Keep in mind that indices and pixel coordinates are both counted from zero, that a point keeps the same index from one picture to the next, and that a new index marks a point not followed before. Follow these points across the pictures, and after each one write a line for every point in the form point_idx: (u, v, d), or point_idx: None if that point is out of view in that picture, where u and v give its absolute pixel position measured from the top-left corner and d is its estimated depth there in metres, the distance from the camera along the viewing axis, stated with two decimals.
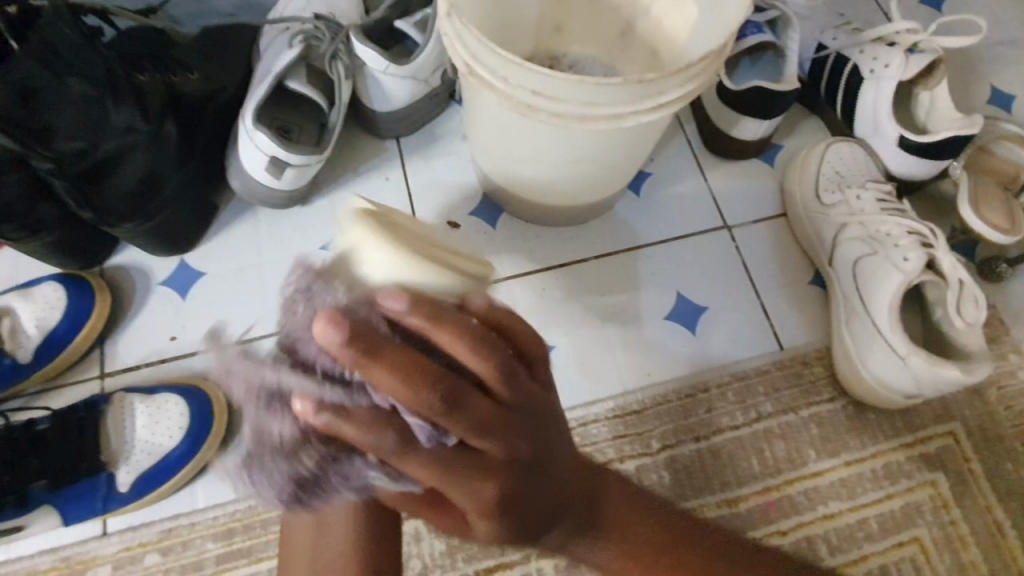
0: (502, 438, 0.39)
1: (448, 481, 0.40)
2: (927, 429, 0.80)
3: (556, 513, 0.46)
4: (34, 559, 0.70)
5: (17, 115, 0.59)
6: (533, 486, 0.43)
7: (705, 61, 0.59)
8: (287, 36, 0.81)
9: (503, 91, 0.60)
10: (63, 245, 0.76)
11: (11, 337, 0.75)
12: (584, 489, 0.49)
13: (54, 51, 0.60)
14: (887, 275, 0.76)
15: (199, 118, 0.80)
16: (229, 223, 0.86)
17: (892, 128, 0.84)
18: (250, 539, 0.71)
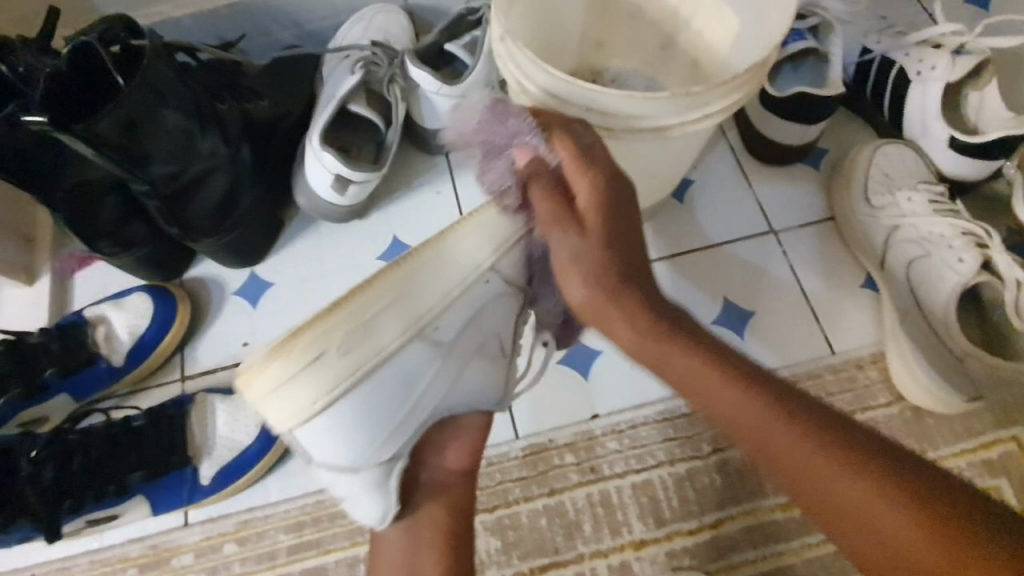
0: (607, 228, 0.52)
1: (570, 254, 0.52)
2: (989, 434, 0.78)
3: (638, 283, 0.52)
4: (125, 547, 0.76)
5: (123, 144, 0.67)
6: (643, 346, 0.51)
7: (750, 72, 0.61)
8: (347, 64, 0.88)
9: (554, 109, 0.64)
10: (151, 259, 0.84)
11: (106, 343, 0.82)
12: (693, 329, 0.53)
13: (155, 87, 0.67)
14: (942, 277, 0.77)
15: (270, 140, 0.87)
16: (294, 236, 0.93)
17: (942, 129, 0.84)
18: (319, 531, 0.76)
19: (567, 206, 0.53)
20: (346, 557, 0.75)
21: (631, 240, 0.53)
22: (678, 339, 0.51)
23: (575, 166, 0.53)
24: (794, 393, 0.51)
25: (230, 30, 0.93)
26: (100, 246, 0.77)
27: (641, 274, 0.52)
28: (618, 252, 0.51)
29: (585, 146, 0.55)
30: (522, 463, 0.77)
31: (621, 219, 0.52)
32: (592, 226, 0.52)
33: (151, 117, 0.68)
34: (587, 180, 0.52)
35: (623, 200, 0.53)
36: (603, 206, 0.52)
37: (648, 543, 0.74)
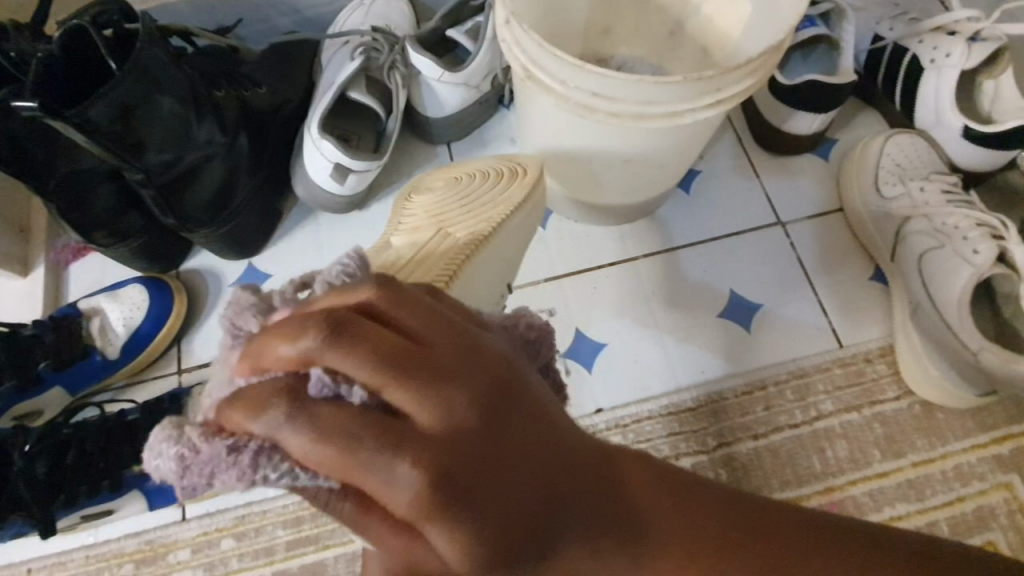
0: (470, 515, 0.26)
1: (421, 570, 0.26)
2: (1001, 429, 0.76)
3: (550, 553, 0.29)
4: (120, 542, 0.75)
5: (117, 130, 0.65)
6: None
7: (763, 55, 0.59)
8: (347, 50, 0.86)
9: (562, 94, 0.62)
10: (147, 250, 0.82)
11: (100, 336, 0.81)
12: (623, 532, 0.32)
13: (149, 73, 0.65)
14: (955, 268, 0.74)
15: (268, 128, 0.85)
16: (293, 227, 0.91)
17: (956, 118, 0.82)
18: (318, 526, 0.75)
19: (397, 494, 0.25)
20: (346, 553, 0.74)
21: (510, 472, 0.28)
22: (623, 564, 0.31)
23: (342, 459, 0.26)
24: (778, 531, 0.35)
25: (228, 15, 0.91)
26: (94, 237, 0.75)
27: (547, 501, 0.29)
28: (495, 546, 0.26)
29: (347, 395, 0.27)
30: None
31: (470, 433, 0.27)
32: (452, 550, 0.26)
33: (146, 103, 0.66)
34: (434, 530, 0.25)
35: (439, 398, 0.27)
36: (439, 492, 0.26)
37: None
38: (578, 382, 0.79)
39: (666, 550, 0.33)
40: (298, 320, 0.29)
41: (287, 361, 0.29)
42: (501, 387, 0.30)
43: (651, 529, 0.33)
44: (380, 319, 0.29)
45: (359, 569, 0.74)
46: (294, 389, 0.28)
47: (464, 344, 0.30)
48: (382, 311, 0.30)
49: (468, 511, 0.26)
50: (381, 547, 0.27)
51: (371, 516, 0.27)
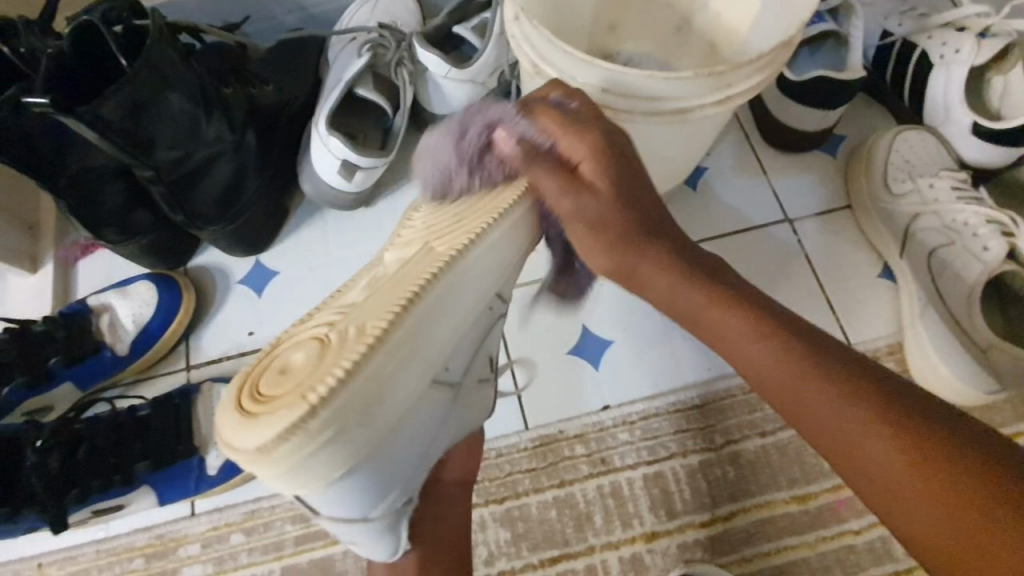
0: (627, 206, 0.50)
1: (592, 217, 0.50)
2: (1009, 426, 0.76)
3: (657, 228, 0.52)
4: (131, 537, 0.75)
5: (127, 128, 0.65)
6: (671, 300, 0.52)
7: (774, 51, 0.59)
8: (354, 47, 0.86)
9: (570, 90, 0.62)
10: (156, 247, 0.83)
11: (110, 332, 0.81)
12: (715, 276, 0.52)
13: (160, 71, 0.66)
14: (966, 265, 0.76)
15: (275, 125, 0.85)
16: (300, 225, 0.91)
17: (965, 115, 0.82)
18: (326, 522, 0.75)
19: (590, 176, 0.49)
20: (354, 548, 0.75)
21: (648, 195, 0.52)
22: (701, 290, 0.51)
23: (558, 132, 0.50)
24: (820, 337, 0.50)
25: (235, 12, 0.91)
26: (103, 233, 0.76)
27: (663, 226, 0.52)
28: (623, 210, 0.50)
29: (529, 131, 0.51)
30: (531, 454, 0.76)
31: (634, 191, 0.50)
32: (585, 180, 0.50)
33: (156, 100, 0.66)
34: (590, 167, 0.49)
35: (623, 159, 0.50)
36: (602, 154, 0.49)
37: (659, 535, 0.73)
38: (585, 379, 0.79)
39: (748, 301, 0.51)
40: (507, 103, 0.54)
41: (513, 121, 0.52)
42: (650, 184, 0.51)
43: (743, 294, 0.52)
44: (582, 103, 0.52)
45: (367, 564, 0.74)
46: (513, 140, 0.51)
47: (621, 132, 0.51)
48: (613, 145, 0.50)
49: (601, 176, 0.49)
50: (523, 214, 0.52)
51: (551, 183, 0.50)
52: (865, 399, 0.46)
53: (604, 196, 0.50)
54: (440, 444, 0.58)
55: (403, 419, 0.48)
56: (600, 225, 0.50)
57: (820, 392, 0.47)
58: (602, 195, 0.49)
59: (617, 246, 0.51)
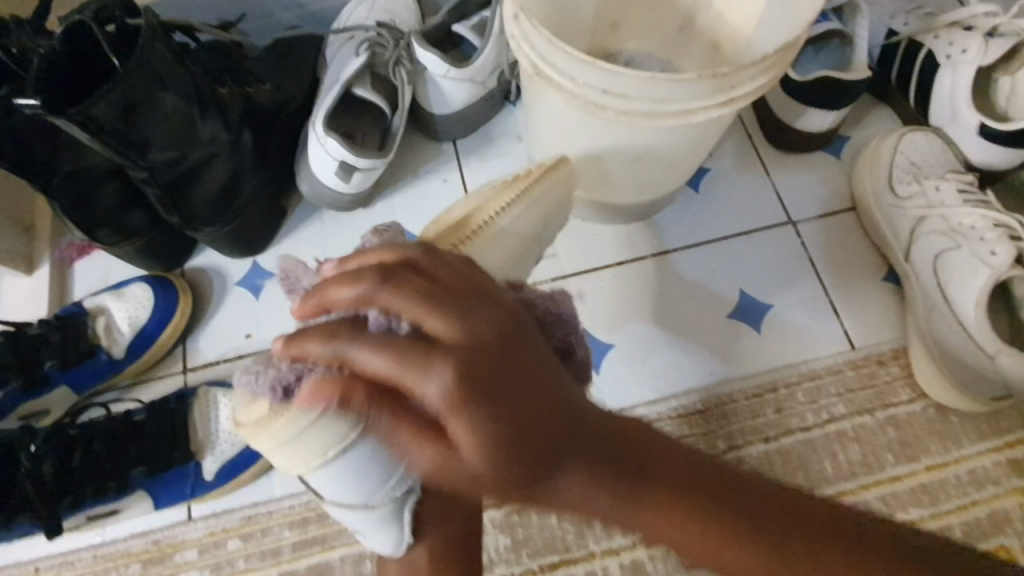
0: (478, 381, 0.37)
1: (433, 399, 0.37)
2: (1015, 432, 0.75)
3: (554, 459, 0.39)
4: (127, 542, 0.75)
5: (120, 129, 0.64)
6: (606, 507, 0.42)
7: (780, 52, 0.58)
8: (353, 45, 0.85)
9: (572, 91, 0.61)
10: (152, 248, 0.82)
11: (106, 335, 0.80)
12: (618, 442, 0.42)
13: (154, 71, 0.65)
14: (973, 270, 0.73)
15: (272, 125, 0.84)
16: (298, 226, 0.90)
17: (972, 116, 0.80)
18: (324, 527, 0.75)
19: (404, 336, 0.38)
20: (352, 554, 0.74)
21: (516, 390, 0.38)
22: (626, 505, 0.42)
23: (395, 369, 0.37)
24: (729, 488, 0.43)
25: (232, 10, 0.90)
26: (98, 236, 0.75)
27: (566, 442, 0.40)
28: (506, 472, 0.38)
29: (393, 330, 0.39)
30: None
31: (496, 388, 0.37)
32: (467, 440, 0.37)
33: (150, 101, 0.65)
34: (454, 420, 0.37)
35: (494, 386, 0.37)
36: (460, 394, 0.36)
37: (660, 542, 0.72)
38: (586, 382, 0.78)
39: (653, 489, 0.42)
40: (346, 272, 0.42)
41: (356, 322, 0.42)
42: (538, 379, 0.40)
43: (639, 463, 0.42)
44: (417, 276, 0.40)
45: (366, 570, 0.73)
46: (345, 369, 0.40)
47: (489, 323, 0.39)
48: (473, 341, 0.38)
49: (484, 422, 0.36)
50: (387, 439, 0.41)
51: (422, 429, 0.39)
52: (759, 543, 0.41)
53: (468, 358, 0.37)
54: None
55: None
56: (445, 399, 0.37)
57: (740, 565, 0.42)
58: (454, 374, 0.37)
59: (523, 487, 0.39)
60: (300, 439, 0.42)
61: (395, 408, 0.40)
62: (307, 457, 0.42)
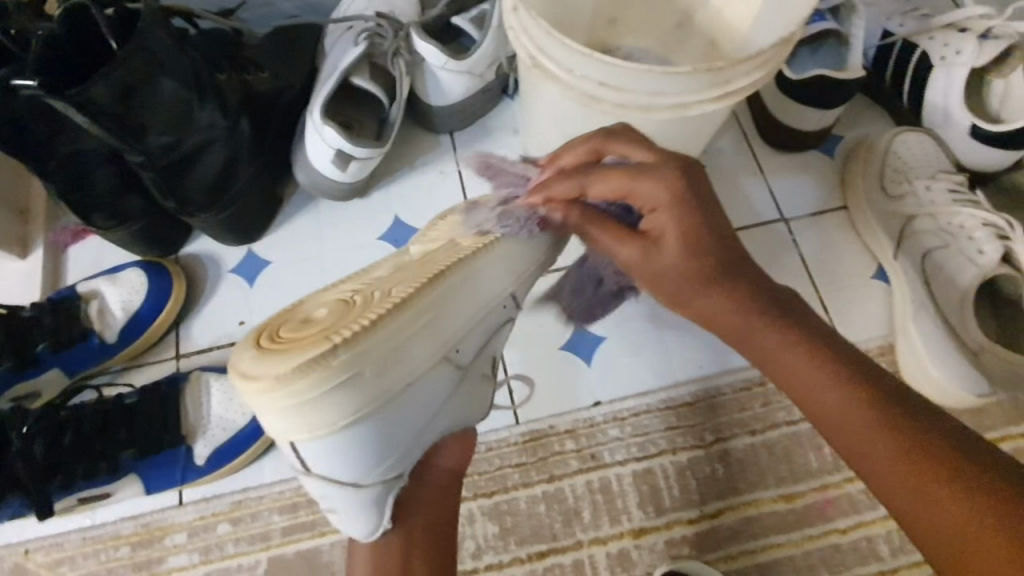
0: (685, 200, 0.50)
1: (669, 202, 0.50)
2: (999, 430, 0.76)
3: (730, 265, 0.52)
4: (117, 525, 0.75)
5: (118, 112, 0.65)
6: (726, 318, 0.54)
7: (773, 48, 0.59)
8: (351, 35, 0.85)
9: (567, 83, 0.62)
10: (146, 234, 0.82)
11: (99, 318, 0.81)
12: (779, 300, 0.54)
13: (153, 55, 0.65)
14: (961, 268, 0.76)
15: (271, 113, 0.84)
16: (294, 213, 0.91)
17: (964, 117, 0.81)
18: (314, 513, 0.75)
19: (623, 162, 0.52)
20: (341, 540, 0.74)
21: (716, 212, 0.51)
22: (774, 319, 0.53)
23: (625, 179, 0.51)
24: (857, 358, 0.52)
25: None
26: (93, 220, 0.75)
27: (739, 261, 0.53)
28: (698, 260, 0.51)
29: (624, 162, 0.52)
30: (521, 449, 0.76)
31: (711, 203, 0.51)
32: (670, 229, 0.51)
33: (147, 85, 0.65)
34: (666, 214, 0.51)
35: (707, 206, 0.51)
36: (678, 198, 0.50)
37: (647, 532, 0.73)
38: (574, 375, 0.79)
39: (800, 325, 0.54)
40: (579, 141, 0.55)
41: (597, 164, 0.54)
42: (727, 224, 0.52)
43: (797, 317, 0.54)
44: (638, 134, 0.54)
45: None
46: (580, 202, 0.54)
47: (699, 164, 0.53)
48: (690, 166, 0.52)
49: (690, 222, 0.51)
50: (599, 244, 0.55)
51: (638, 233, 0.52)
52: (877, 409, 0.49)
53: (700, 189, 0.51)
54: (436, 432, 0.56)
55: (414, 382, 0.51)
56: (660, 198, 0.50)
57: (833, 403, 0.50)
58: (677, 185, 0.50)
59: (698, 275, 0.52)
60: (311, 411, 0.46)
61: (603, 219, 0.54)
62: (317, 427, 0.47)
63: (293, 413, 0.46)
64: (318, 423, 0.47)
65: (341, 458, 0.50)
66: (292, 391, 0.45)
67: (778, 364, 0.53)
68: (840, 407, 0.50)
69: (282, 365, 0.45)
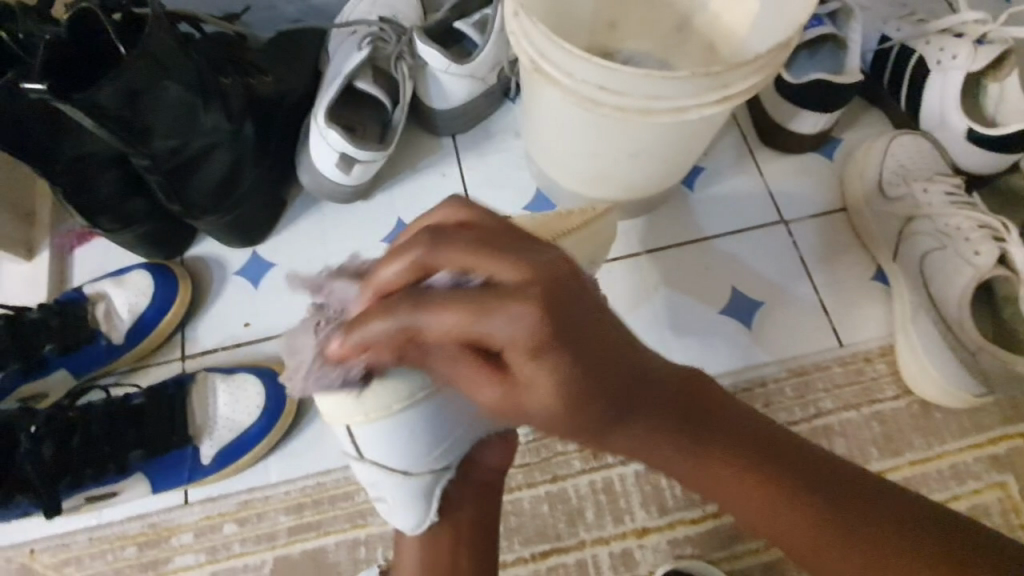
0: (551, 318, 0.37)
1: (525, 345, 0.38)
2: (996, 429, 0.77)
3: (619, 393, 0.42)
4: (124, 525, 0.75)
5: (125, 116, 0.65)
6: (635, 442, 0.46)
7: (772, 52, 0.60)
8: (355, 40, 0.86)
9: (569, 87, 0.63)
10: (151, 236, 0.83)
11: (105, 321, 0.81)
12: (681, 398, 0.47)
13: (159, 61, 0.65)
14: (957, 269, 0.77)
15: (275, 116, 0.85)
16: (298, 216, 0.91)
17: (960, 121, 0.83)
18: (320, 513, 0.76)
19: (465, 290, 0.38)
20: (346, 540, 0.75)
21: (588, 317, 0.39)
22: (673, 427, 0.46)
23: (469, 318, 0.37)
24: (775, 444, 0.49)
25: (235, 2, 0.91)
26: (99, 222, 0.76)
27: (631, 375, 0.43)
28: (577, 399, 0.40)
29: (466, 287, 0.39)
30: (525, 449, 0.77)
31: (574, 329, 0.38)
32: (541, 372, 0.38)
33: (153, 89, 0.66)
34: (527, 359, 0.38)
35: (576, 331, 0.39)
36: (537, 339, 0.38)
37: (650, 531, 0.74)
38: None
39: (713, 434, 0.48)
40: (400, 251, 0.42)
41: (425, 289, 0.41)
42: (604, 321, 0.41)
43: (705, 415, 0.48)
44: (477, 234, 0.40)
45: (360, 556, 0.75)
46: (410, 344, 0.40)
47: (568, 265, 0.40)
48: (556, 279, 0.38)
49: (563, 360, 0.38)
50: (450, 379, 0.42)
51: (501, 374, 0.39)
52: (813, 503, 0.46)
53: (568, 301, 0.38)
54: (485, 424, 0.56)
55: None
56: (519, 341, 0.38)
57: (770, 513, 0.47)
58: (538, 314, 0.37)
59: (587, 419, 0.42)
60: (374, 390, 0.47)
61: (456, 352, 0.39)
62: (378, 407, 0.48)
63: (361, 390, 0.46)
64: (379, 404, 0.48)
65: (399, 445, 0.51)
66: (361, 366, 0.45)
67: (700, 476, 0.48)
68: (778, 510, 0.47)
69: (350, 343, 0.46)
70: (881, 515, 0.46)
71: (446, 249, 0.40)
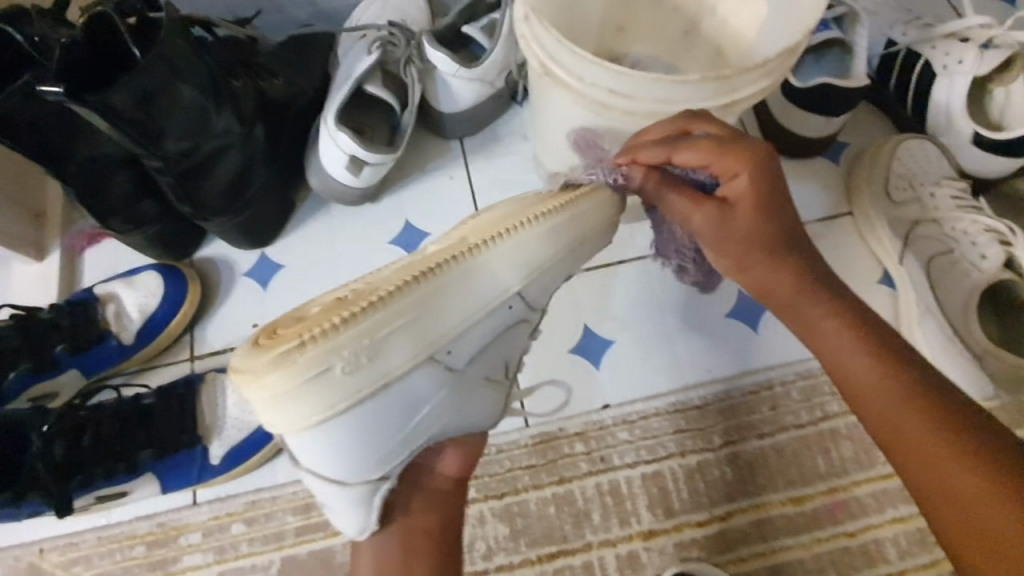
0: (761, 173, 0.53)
1: (745, 168, 0.53)
2: None
3: (790, 244, 0.55)
4: (132, 525, 0.76)
5: (138, 118, 0.66)
6: (783, 287, 0.55)
7: (780, 57, 0.60)
8: (365, 43, 0.86)
9: (579, 91, 0.63)
10: (161, 237, 0.83)
11: (115, 321, 0.82)
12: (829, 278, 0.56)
13: (172, 64, 0.66)
14: (964, 273, 0.78)
15: (285, 118, 0.86)
16: (307, 218, 0.92)
17: (967, 125, 0.83)
18: (327, 514, 0.76)
19: (708, 136, 0.54)
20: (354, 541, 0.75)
21: (781, 182, 0.54)
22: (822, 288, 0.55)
23: (713, 151, 0.53)
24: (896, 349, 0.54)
25: (246, 7, 0.91)
26: (112, 225, 0.77)
27: (794, 237, 0.55)
28: (765, 228, 0.54)
29: (709, 136, 0.55)
30: (532, 451, 0.77)
31: (777, 183, 0.53)
32: (743, 207, 0.53)
33: (166, 92, 0.67)
34: (743, 185, 0.53)
35: (777, 183, 0.54)
36: (755, 172, 0.53)
37: (656, 534, 0.74)
38: (584, 379, 0.80)
39: (842, 305, 0.55)
40: (664, 120, 0.58)
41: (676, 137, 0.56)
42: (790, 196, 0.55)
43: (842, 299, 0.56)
44: (724, 121, 0.57)
45: None
46: (660, 168, 0.57)
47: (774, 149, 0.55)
48: (767, 152, 0.54)
49: (765, 197, 0.53)
50: (670, 210, 0.57)
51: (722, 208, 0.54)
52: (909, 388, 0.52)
53: (772, 164, 0.53)
54: (425, 436, 0.55)
55: (396, 381, 0.51)
56: (738, 171, 0.53)
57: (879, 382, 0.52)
58: (761, 160, 0.53)
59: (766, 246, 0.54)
60: (292, 403, 0.48)
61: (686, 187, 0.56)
62: (301, 418, 0.49)
63: (278, 403, 0.48)
64: (302, 415, 0.48)
65: (328, 454, 0.51)
66: (275, 381, 0.47)
67: (821, 341, 0.55)
68: (873, 385, 0.53)
69: (267, 357, 0.47)
70: (973, 424, 0.51)
71: (703, 121, 0.56)
